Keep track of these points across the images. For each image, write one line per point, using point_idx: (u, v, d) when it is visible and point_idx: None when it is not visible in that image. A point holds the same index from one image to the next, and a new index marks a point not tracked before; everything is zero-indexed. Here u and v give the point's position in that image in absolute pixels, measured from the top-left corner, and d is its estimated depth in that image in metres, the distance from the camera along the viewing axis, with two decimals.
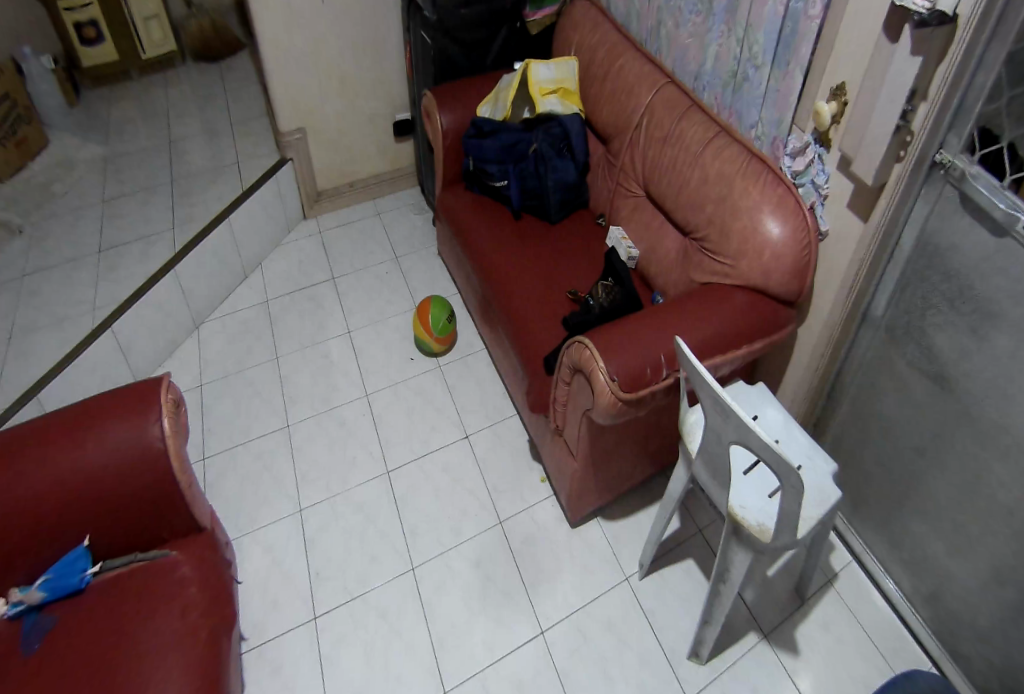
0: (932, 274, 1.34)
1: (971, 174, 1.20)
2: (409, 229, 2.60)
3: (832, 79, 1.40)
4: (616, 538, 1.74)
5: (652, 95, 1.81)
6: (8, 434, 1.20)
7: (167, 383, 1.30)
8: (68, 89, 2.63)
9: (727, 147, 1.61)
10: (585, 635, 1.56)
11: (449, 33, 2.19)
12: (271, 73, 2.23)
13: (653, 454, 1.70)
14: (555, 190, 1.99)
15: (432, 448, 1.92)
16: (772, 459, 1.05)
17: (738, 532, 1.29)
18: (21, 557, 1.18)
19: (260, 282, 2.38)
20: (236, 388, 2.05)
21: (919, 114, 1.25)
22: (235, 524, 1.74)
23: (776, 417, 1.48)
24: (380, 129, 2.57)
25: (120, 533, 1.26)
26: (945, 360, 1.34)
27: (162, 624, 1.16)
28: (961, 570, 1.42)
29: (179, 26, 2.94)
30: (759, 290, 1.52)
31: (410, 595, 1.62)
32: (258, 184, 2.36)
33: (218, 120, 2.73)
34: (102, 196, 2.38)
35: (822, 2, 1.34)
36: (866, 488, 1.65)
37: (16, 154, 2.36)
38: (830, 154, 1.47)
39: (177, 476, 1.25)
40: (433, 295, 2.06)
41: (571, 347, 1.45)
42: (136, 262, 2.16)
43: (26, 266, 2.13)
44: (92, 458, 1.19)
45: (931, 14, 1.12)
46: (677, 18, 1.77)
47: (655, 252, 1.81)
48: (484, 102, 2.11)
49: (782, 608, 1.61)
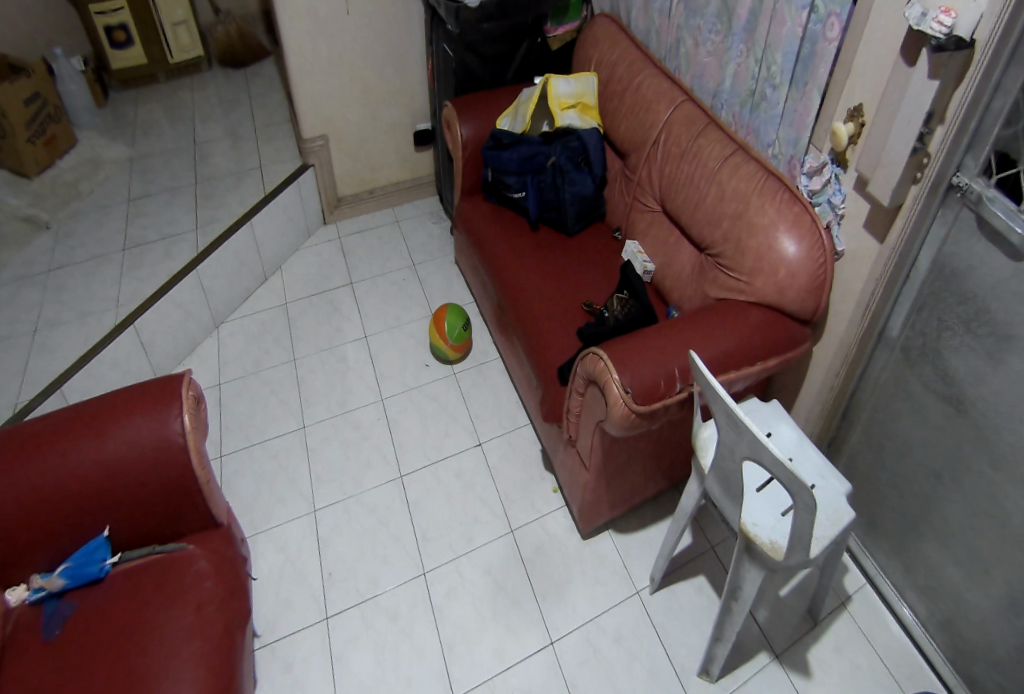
0: (948, 297, 1.33)
1: (988, 197, 1.19)
2: (427, 237, 2.64)
3: (849, 100, 1.41)
4: (627, 550, 1.75)
5: (669, 112, 1.83)
6: (37, 424, 1.26)
7: (188, 379, 1.35)
8: (97, 90, 2.75)
9: (744, 165, 1.61)
10: (594, 647, 1.58)
11: (471, 47, 2.22)
12: (296, 83, 2.29)
13: (665, 470, 1.71)
14: (572, 203, 2.00)
15: (444, 454, 1.95)
16: (785, 477, 1.04)
17: (750, 550, 1.28)
18: (44, 542, 1.23)
19: (279, 285, 2.44)
20: (254, 388, 2.11)
21: (936, 137, 1.24)
22: (250, 522, 1.79)
23: (790, 434, 1.47)
24: (401, 138, 2.62)
25: (140, 525, 1.30)
26: (961, 384, 1.33)
27: (179, 615, 1.20)
28: (978, 598, 1.41)
29: (207, 33, 3.03)
30: (775, 307, 1.52)
31: (421, 599, 1.66)
32: (280, 188, 2.42)
33: (242, 124, 2.80)
34: (127, 196, 2.46)
35: (840, 25, 1.34)
36: (881, 510, 1.65)
37: (44, 152, 2.46)
38: (847, 174, 1.47)
39: (196, 471, 1.29)
40: (449, 303, 2.09)
41: (586, 358, 1.46)
42: (159, 261, 2.23)
43: (53, 261, 2.21)
44: (115, 449, 1.24)
45: (948, 40, 1.11)
46: (696, 36, 1.79)
47: (671, 267, 1.82)
48: (504, 115, 2.14)
49: (795, 630, 1.61)
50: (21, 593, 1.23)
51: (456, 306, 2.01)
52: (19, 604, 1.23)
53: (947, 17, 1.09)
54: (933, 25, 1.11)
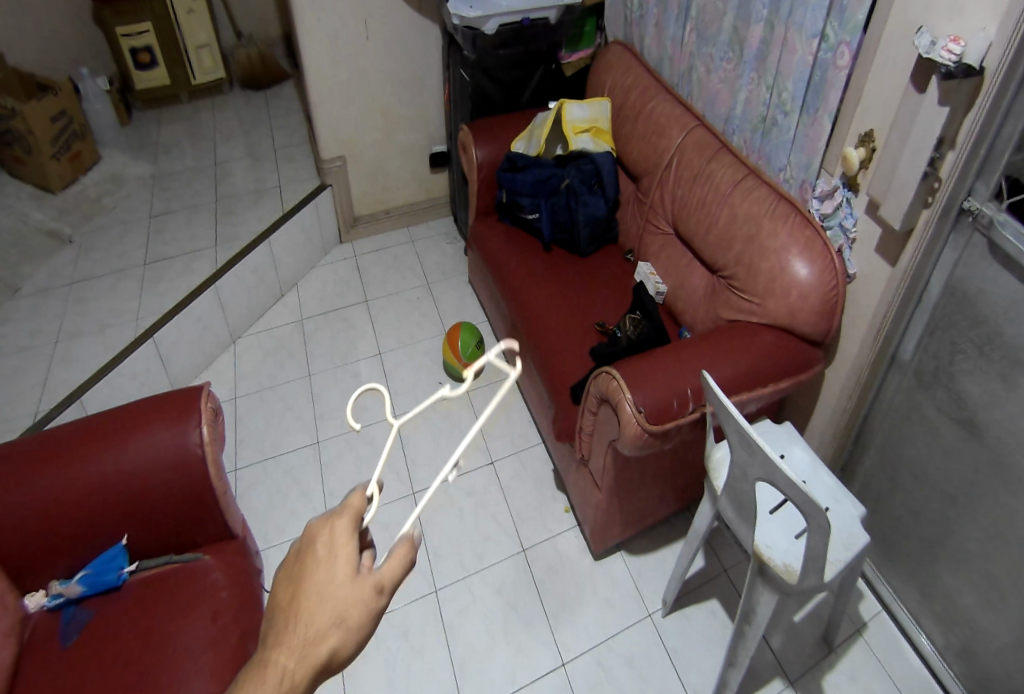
0: (961, 320, 1.34)
1: (999, 221, 1.20)
2: (441, 256, 2.67)
3: (860, 126, 1.44)
4: (639, 572, 1.74)
5: (682, 137, 1.86)
6: (59, 432, 1.29)
7: (207, 391, 1.37)
8: (120, 109, 2.82)
9: (756, 189, 1.64)
10: (606, 669, 1.56)
11: (488, 72, 2.28)
12: (316, 106, 2.36)
13: (677, 491, 1.71)
14: (585, 224, 2.03)
15: (457, 472, 1.95)
16: (798, 498, 1.04)
17: (764, 573, 1.27)
18: (63, 550, 1.25)
19: (296, 301, 2.48)
20: (269, 403, 2.13)
21: (947, 162, 1.26)
22: (264, 536, 1.81)
23: (803, 456, 1.47)
24: (416, 159, 2.67)
25: (157, 535, 1.32)
26: (975, 408, 1.33)
27: (195, 626, 1.22)
28: (995, 627, 1.39)
29: (229, 56, 3.11)
30: (787, 329, 1.53)
31: (432, 617, 1.65)
32: (298, 207, 2.47)
33: (261, 144, 2.86)
34: (149, 212, 2.52)
35: (850, 53, 1.37)
36: (896, 535, 1.63)
37: (69, 168, 2.52)
38: (858, 198, 1.49)
39: (213, 483, 1.31)
40: (463, 321, 2.10)
41: (599, 377, 1.47)
42: (179, 276, 2.27)
43: (75, 274, 2.26)
44: (134, 459, 1.26)
45: (957, 67, 1.14)
46: (708, 63, 1.82)
47: (683, 289, 1.84)
48: (518, 138, 2.19)
49: (811, 656, 1.59)
50: (40, 599, 1.25)
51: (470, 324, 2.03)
52: (37, 610, 1.25)
53: (955, 47, 1.13)
54: (943, 54, 1.15)
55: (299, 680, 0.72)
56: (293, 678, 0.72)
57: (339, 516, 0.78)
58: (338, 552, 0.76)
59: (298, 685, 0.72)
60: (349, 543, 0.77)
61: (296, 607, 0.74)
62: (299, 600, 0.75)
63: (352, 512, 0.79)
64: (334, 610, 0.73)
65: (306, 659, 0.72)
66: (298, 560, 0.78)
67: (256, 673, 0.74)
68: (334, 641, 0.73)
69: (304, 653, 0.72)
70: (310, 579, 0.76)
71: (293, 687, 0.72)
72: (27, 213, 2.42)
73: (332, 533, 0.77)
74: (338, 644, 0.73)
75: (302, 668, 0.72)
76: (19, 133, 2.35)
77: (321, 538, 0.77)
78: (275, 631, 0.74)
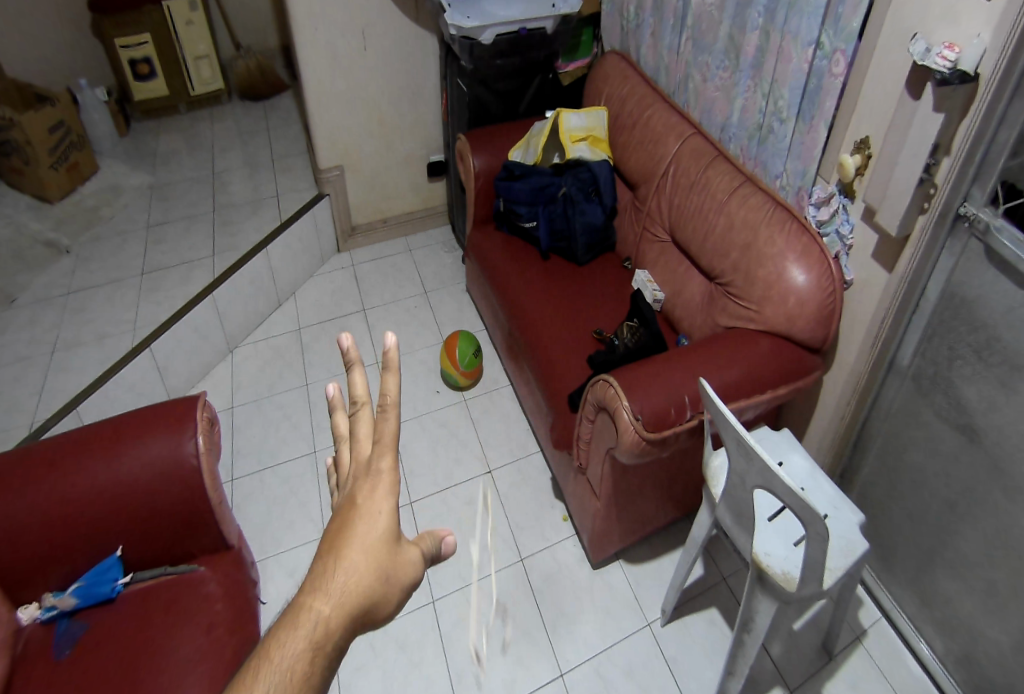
0: (958, 325, 1.33)
1: (996, 226, 1.20)
2: (439, 265, 2.68)
3: (855, 133, 1.44)
4: (638, 581, 1.73)
5: (678, 145, 1.87)
6: (55, 442, 1.28)
7: (204, 401, 1.37)
8: (119, 120, 2.83)
9: (752, 196, 1.64)
10: (604, 680, 1.55)
11: (485, 82, 2.30)
12: (315, 116, 2.37)
13: (676, 499, 1.70)
14: (582, 233, 2.04)
15: (455, 482, 1.94)
16: (797, 506, 1.03)
17: (763, 581, 1.26)
18: (57, 562, 1.24)
19: (293, 311, 2.48)
20: (266, 413, 2.13)
21: (942, 168, 1.26)
22: (261, 546, 1.80)
23: (802, 463, 1.46)
24: (414, 169, 2.68)
25: (152, 547, 1.31)
26: (973, 413, 1.33)
27: (189, 638, 1.20)
28: (997, 635, 1.38)
29: (228, 67, 3.12)
30: (784, 336, 1.52)
31: (430, 627, 1.64)
32: (296, 217, 2.47)
33: (260, 154, 2.87)
34: (146, 222, 2.52)
35: (845, 60, 1.38)
36: (896, 542, 1.62)
37: (67, 178, 2.53)
38: (854, 205, 1.50)
39: (208, 492, 1.30)
40: (465, 343, 2.09)
41: (596, 385, 1.47)
42: (176, 286, 2.27)
43: (73, 284, 2.27)
44: (130, 469, 1.26)
45: (952, 74, 1.15)
46: (705, 72, 1.83)
47: (681, 296, 1.84)
48: (516, 147, 2.19)
49: (811, 664, 1.58)
50: (33, 611, 1.24)
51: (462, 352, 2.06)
52: (30, 623, 1.24)
53: (950, 53, 1.14)
54: (938, 60, 1.15)
55: (335, 629, 0.58)
56: (327, 629, 0.58)
57: (382, 449, 0.62)
58: (381, 493, 0.61)
59: (332, 635, 0.58)
60: (391, 486, 0.61)
61: (335, 545, 0.60)
62: (337, 536, 0.60)
63: (392, 449, 0.62)
64: (384, 559, 0.61)
65: (344, 608, 0.58)
66: (340, 491, 0.65)
67: (281, 620, 0.59)
68: (377, 594, 0.61)
69: (342, 600, 0.58)
70: (346, 520, 0.61)
71: (327, 638, 0.58)
72: (24, 223, 2.43)
73: (371, 468, 0.62)
74: (380, 597, 0.61)
75: (341, 619, 0.58)
76: (18, 143, 2.36)
77: (360, 468, 0.63)
78: (311, 571, 0.60)
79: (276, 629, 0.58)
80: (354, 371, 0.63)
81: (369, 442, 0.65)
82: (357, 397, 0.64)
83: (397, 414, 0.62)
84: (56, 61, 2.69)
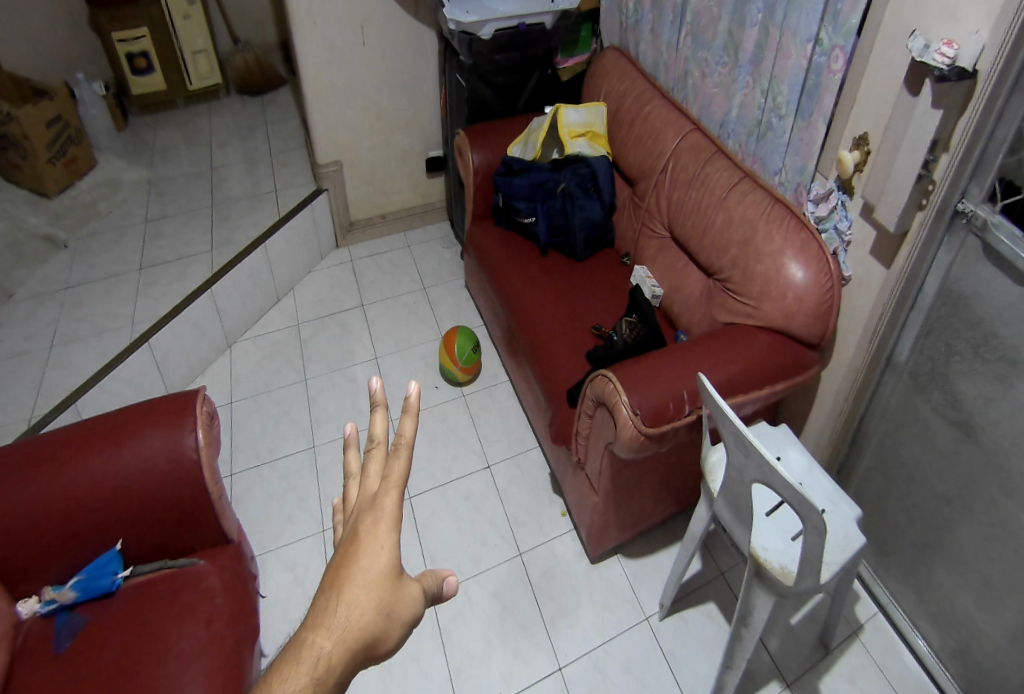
0: (956, 322, 1.34)
1: (994, 223, 1.21)
2: (437, 261, 2.67)
3: (854, 129, 1.45)
4: (636, 576, 1.73)
5: (677, 141, 1.87)
6: (53, 437, 1.28)
7: (203, 395, 1.36)
8: (116, 114, 2.82)
9: (751, 192, 1.64)
10: (602, 673, 1.55)
11: (484, 78, 2.28)
12: (314, 111, 2.36)
13: (674, 494, 1.71)
14: (581, 228, 2.03)
15: (453, 478, 1.94)
16: (794, 499, 1.04)
17: (760, 575, 1.27)
18: (57, 556, 1.24)
19: (292, 306, 2.47)
20: (265, 409, 2.12)
21: (941, 164, 1.26)
22: (261, 541, 1.80)
23: (800, 458, 1.46)
24: (413, 165, 2.67)
25: (151, 540, 1.31)
26: (970, 410, 1.33)
27: (188, 633, 1.21)
28: (992, 630, 1.39)
29: (226, 61, 3.11)
30: (782, 331, 1.53)
31: (429, 622, 1.64)
32: (294, 212, 2.46)
33: (258, 150, 2.86)
34: (144, 217, 2.51)
35: (844, 56, 1.38)
36: (893, 537, 1.63)
37: (63, 173, 2.51)
38: (853, 201, 1.50)
39: (207, 485, 1.30)
40: (461, 328, 2.11)
41: (595, 380, 1.47)
42: (174, 281, 2.26)
43: (70, 279, 2.26)
44: (129, 465, 1.26)
45: (951, 70, 1.15)
46: (704, 68, 1.83)
47: (679, 292, 1.84)
48: (515, 142, 2.19)
49: (807, 659, 1.59)
50: (32, 605, 1.24)
51: (465, 334, 2.10)
52: (30, 615, 1.24)
53: (949, 50, 1.14)
54: (935, 56, 1.15)
55: (336, 664, 0.58)
56: (328, 664, 0.58)
57: (387, 488, 0.62)
58: (381, 535, 0.61)
59: (334, 669, 0.58)
60: (392, 528, 0.61)
61: (336, 580, 0.60)
62: (338, 572, 0.60)
63: (395, 493, 0.62)
64: (385, 595, 0.60)
65: (345, 642, 0.58)
66: (344, 524, 0.65)
67: (284, 653, 0.59)
68: (375, 632, 0.60)
69: (343, 635, 0.58)
70: (346, 558, 0.61)
71: (329, 671, 0.58)
72: (21, 217, 2.42)
73: (375, 510, 0.61)
74: (380, 635, 0.60)
75: (343, 653, 0.58)
76: (15, 138, 2.35)
77: (364, 505, 0.62)
78: (312, 605, 0.60)
79: (280, 662, 0.58)
80: (375, 413, 0.64)
81: (376, 480, 0.64)
82: (373, 438, 0.64)
83: (408, 457, 0.62)
84: (52, 57, 2.68)
